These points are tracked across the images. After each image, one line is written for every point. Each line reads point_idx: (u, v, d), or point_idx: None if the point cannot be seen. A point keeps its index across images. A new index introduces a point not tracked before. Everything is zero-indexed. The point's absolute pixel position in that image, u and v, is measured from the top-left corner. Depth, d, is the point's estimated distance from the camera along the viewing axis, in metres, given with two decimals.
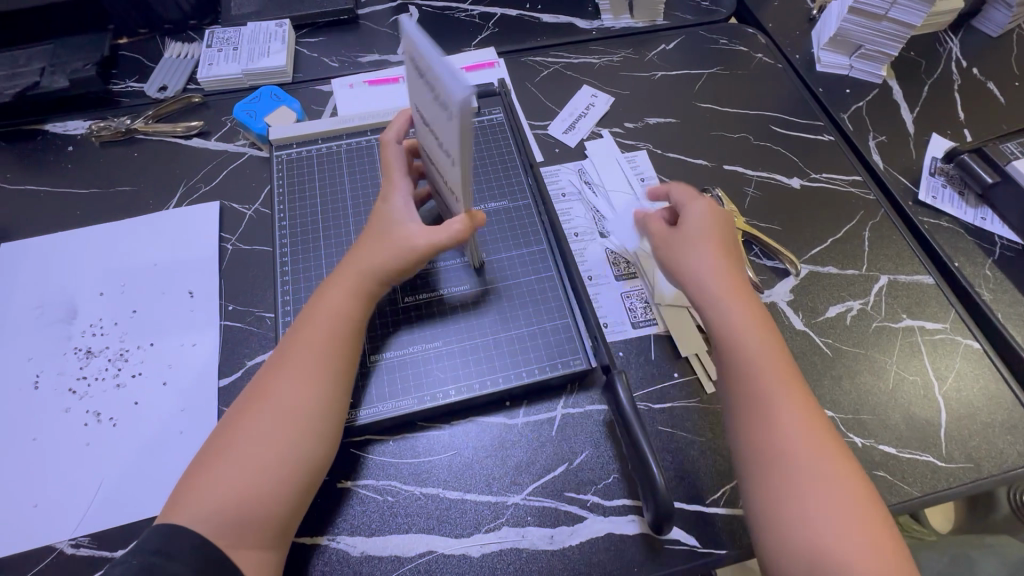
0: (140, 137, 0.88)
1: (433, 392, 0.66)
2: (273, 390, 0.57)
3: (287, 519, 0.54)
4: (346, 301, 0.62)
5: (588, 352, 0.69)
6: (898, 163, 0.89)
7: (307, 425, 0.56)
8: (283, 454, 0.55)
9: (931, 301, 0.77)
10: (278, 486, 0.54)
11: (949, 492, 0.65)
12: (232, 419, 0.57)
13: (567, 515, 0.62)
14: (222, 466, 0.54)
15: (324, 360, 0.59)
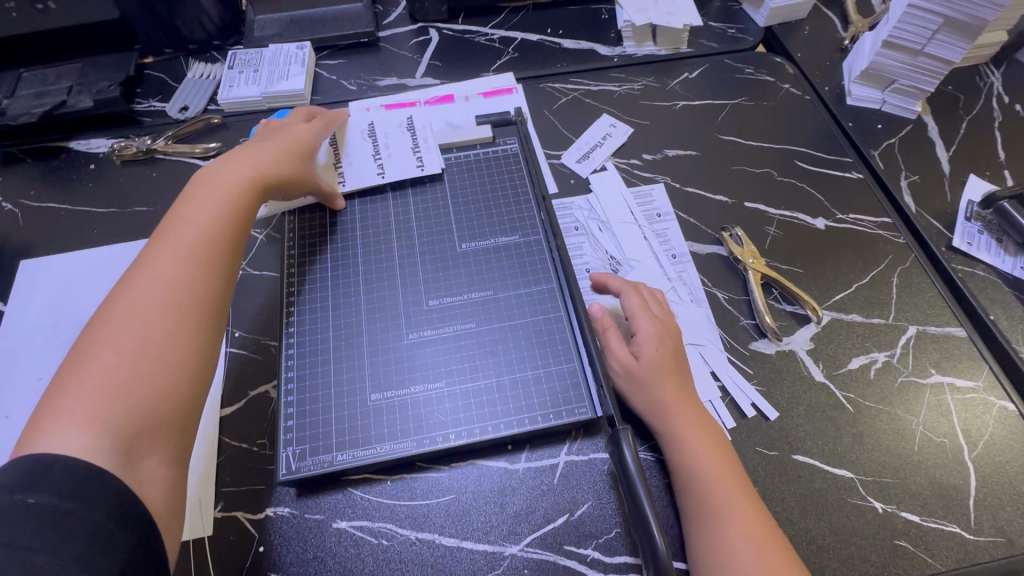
0: (160, 157, 0.89)
1: (435, 434, 0.64)
2: (152, 277, 0.58)
3: (185, 414, 0.55)
4: (213, 226, 0.64)
5: (594, 401, 0.66)
6: (931, 205, 0.85)
7: (188, 303, 0.58)
8: (175, 355, 0.55)
9: (963, 356, 0.73)
10: (180, 377, 0.55)
11: (979, 569, 0.61)
12: (88, 339, 0.55)
13: (565, 571, 0.60)
14: (104, 372, 0.52)
15: (199, 258, 0.61)
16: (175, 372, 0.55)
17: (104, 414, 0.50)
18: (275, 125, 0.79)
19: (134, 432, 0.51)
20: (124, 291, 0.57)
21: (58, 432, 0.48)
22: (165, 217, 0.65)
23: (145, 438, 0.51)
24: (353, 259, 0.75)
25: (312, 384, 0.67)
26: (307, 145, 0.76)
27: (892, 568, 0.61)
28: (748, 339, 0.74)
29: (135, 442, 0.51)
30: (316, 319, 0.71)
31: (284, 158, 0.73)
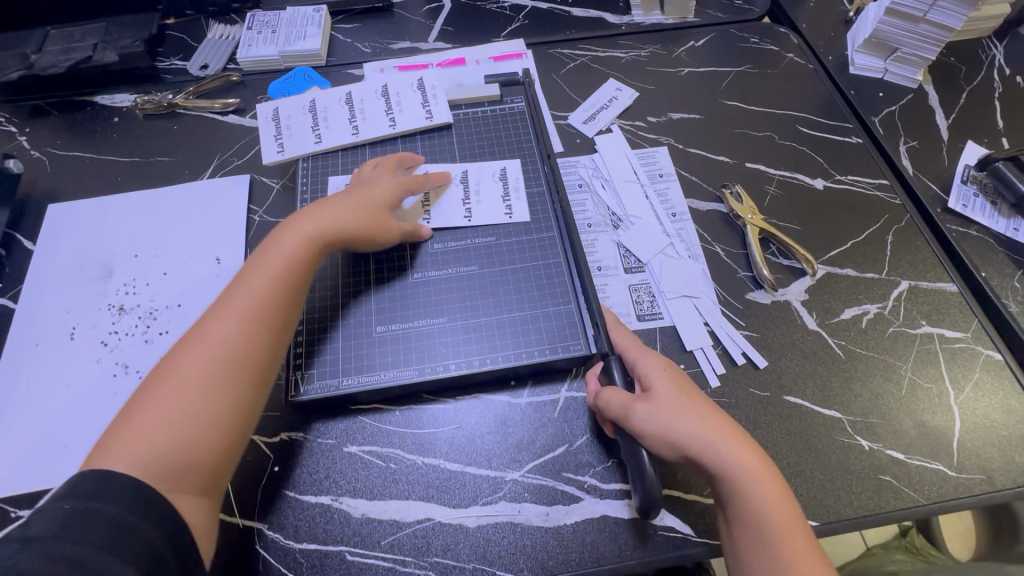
0: (181, 112, 0.93)
1: (437, 364, 0.68)
2: (217, 321, 0.58)
3: (220, 469, 0.55)
4: (279, 274, 0.62)
5: (589, 339, 0.69)
6: (928, 169, 0.87)
7: (239, 363, 0.57)
8: (217, 410, 0.55)
9: (953, 310, 0.75)
10: (224, 431, 0.55)
11: (959, 503, 0.64)
12: (162, 367, 0.57)
13: (563, 495, 0.63)
14: (162, 408, 0.54)
15: (258, 316, 0.59)
16: (214, 429, 0.54)
17: (147, 455, 0.51)
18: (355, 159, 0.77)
19: (167, 476, 0.51)
20: (188, 340, 0.58)
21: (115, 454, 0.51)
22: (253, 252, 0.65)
23: (180, 483, 0.52)
24: None
25: (320, 317, 0.70)
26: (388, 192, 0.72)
27: (876, 501, 0.63)
28: (745, 290, 0.76)
29: (170, 483, 0.51)
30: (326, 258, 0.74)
31: (358, 207, 0.69)
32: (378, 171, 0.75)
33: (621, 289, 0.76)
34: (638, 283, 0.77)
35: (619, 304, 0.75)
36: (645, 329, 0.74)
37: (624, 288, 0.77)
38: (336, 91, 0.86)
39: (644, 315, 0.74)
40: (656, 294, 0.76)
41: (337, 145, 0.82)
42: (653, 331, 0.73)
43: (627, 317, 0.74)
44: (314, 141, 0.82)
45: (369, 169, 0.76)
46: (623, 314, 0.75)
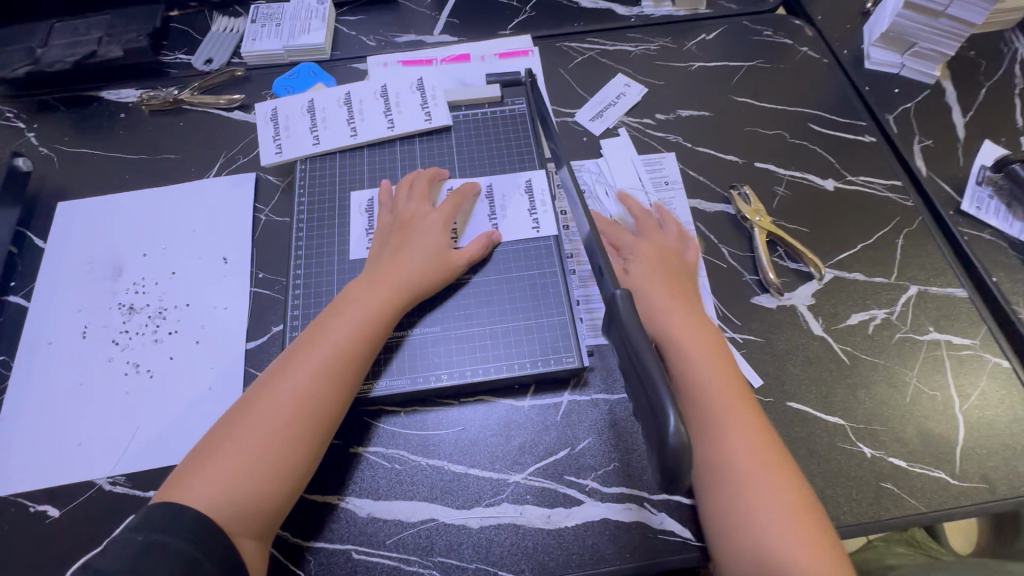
0: (186, 108, 0.92)
1: (426, 373, 0.68)
2: (298, 370, 0.62)
3: (282, 514, 0.59)
4: (358, 329, 0.64)
5: (582, 351, 0.70)
6: (943, 169, 0.86)
7: (309, 421, 0.60)
8: (286, 463, 0.58)
9: (962, 316, 0.74)
10: (292, 481, 0.59)
11: (959, 511, 0.64)
12: (244, 406, 0.61)
13: (565, 498, 0.64)
14: (240, 451, 0.58)
15: (330, 376, 0.62)
16: (283, 478, 0.58)
17: (221, 499, 0.55)
18: (403, 185, 0.76)
19: (238, 520, 0.55)
20: (265, 391, 0.61)
21: (195, 489, 0.56)
22: (337, 298, 0.68)
23: (248, 526, 0.56)
24: (368, 209, 0.79)
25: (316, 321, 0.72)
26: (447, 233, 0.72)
27: (875, 507, 0.64)
28: (750, 294, 0.76)
29: (239, 526, 0.55)
30: (323, 264, 0.75)
31: (423, 259, 0.69)
32: (414, 198, 0.75)
33: None
34: None
35: None
36: None
37: None
38: (335, 90, 0.85)
39: None
40: None
41: (335, 148, 0.82)
42: None
43: None
44: (313, 142, 0.82)
45: (404, 194, 0.75)
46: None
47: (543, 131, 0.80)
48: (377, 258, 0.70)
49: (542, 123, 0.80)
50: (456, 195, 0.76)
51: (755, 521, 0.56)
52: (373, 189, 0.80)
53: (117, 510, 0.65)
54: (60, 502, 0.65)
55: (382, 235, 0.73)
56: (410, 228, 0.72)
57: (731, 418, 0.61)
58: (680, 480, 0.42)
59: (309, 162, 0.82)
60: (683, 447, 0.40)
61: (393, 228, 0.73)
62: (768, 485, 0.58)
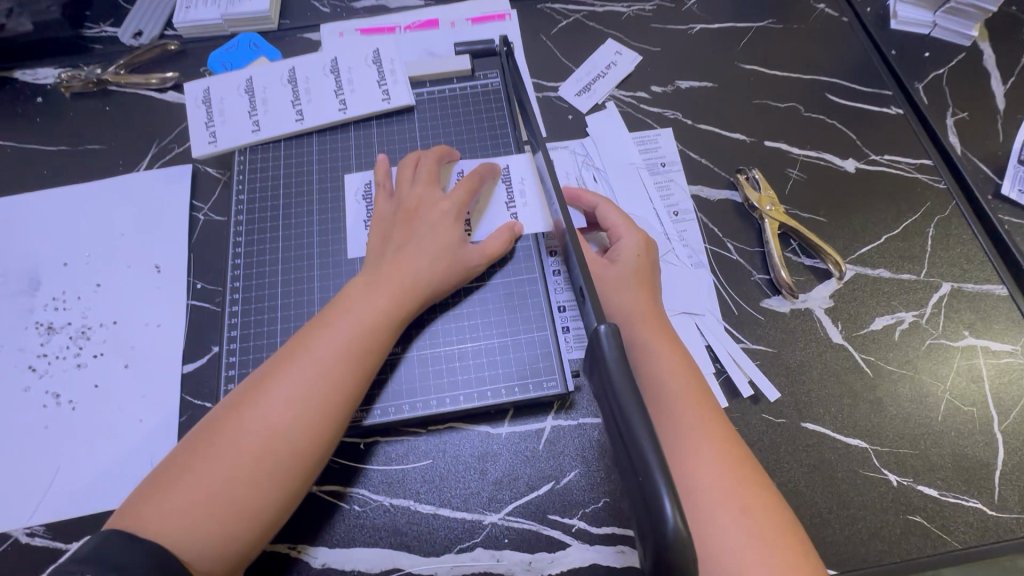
0: (113, 90, 0.80)
1: (386, 403, 0.59)
2: (286, 382, 0.51)
3: (254, 554, 0.50)
4: (357, 336, 0.54)
5: (566, 373, 0.60)
6: (980, 146, 0.75)
7: (291, 450, 0.50)
8: (261, 497, 0.49)
9: (1001, 318, 0.65)
10: (272, 516, 0.49)
11: (999, 547, 0.56)
12: (220, 420, 0.51)
13: (548, 541, 0.56)
14: (212, 476, 0.48)
15: (319, 399, 0.51)
16: (262, 511, 0.49)
17: (183, 536, 0.46)
18: (411, 161, 0.65)
19: (202, 561, 0.46)
20: (242, 410, 0.51)
21: (157, 518, 0.47)
22: (337, 295, 0.57)
23: (212, 568, 0.47)
24: (319, 207, 0.68)
25: (258, 341, 0.63)
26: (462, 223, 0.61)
27: (903, 544, 0.56)
28: (759, 297, 0.66)
29: (202, 568, 0.46)
30: (265, 273, 0.65)
31: (434, 254, 0.58)
32: (420, 181, 0.63)
33: None
34: None
35: None
36: None
37: None
38: (278, 66, 0.73)
39: None
40: None
41: (280, 135, 0.71)
42: None
43: None
44: (252, 128, 0.71)
45: (409, 174, 0.64)
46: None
47: (519, 110, 0.68)
48: (379, 250, 0.60)
49: (522, 112, 0.67)
50: (472, 177, 0.63)
51: (723, 565, 0.46)
52: (370, 170, 0.69)
53: (36, 565, 0.56)
54: None
55: (384, 225, 0.61)
56: (416, 216, 0.61)
57: (695, 441, 0.51)
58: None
59: (249, 151, 0.71)
60: (682, 546, 0.30)
61: (394, 217, 0.61)
62: (737, 520, 0.48)
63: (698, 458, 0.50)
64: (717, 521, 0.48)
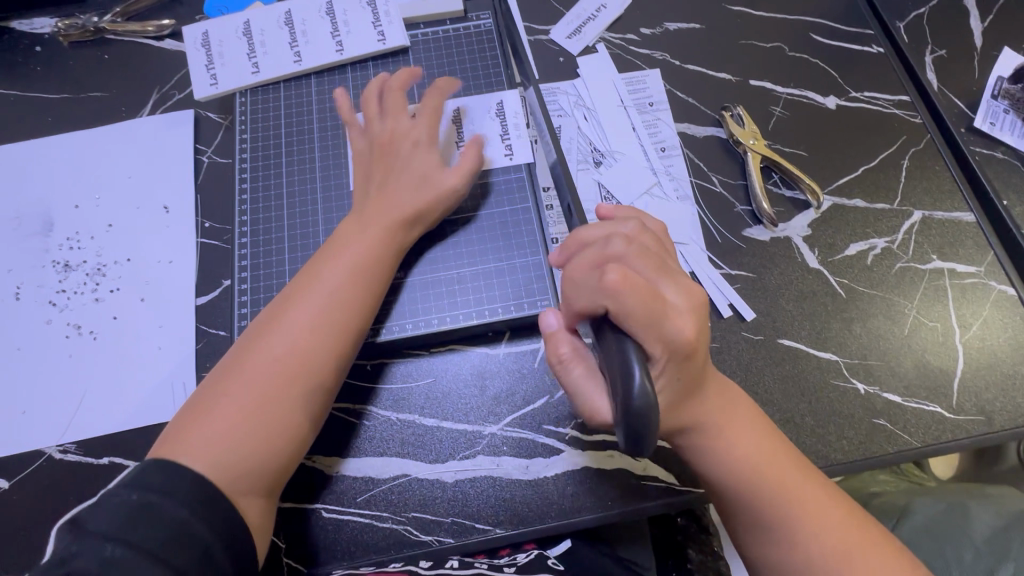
0: (110, 38, 0.80)
1: (392, 322, 0.63)
2: (295, 316, 0.55)
3: (288, 470, 0.54)
4: (359, 269, 0.58)
5: (558, 295, 0.64)
6: (955, 83, 0.77)
7: (312, 374, 0.54)
8: (291, 419, 0.53)
9: (968, 242, 0.69)
10: (296, 436, 0.54)
11: (954, 445, 0.62)
12: (236, 357, 0.55)
13: (544, 447, 0.61)
14: (237, 406, 0.52)
15: (332, 327, 0.55)
16: (288, 432, 0.53)
17: (225, 460, 0.50)
18: (370, 100, 0.66)
19: (244, 479, 0.51)
20: (261, 344, 0.54)
21: (189, 448, 0.50)
22: (332, 236, 0.61)
23: (253, 484, 0.51)
24: (322, 148, 0.71)
25: (267, 273, 0.66)
26: (431, 152, 0.64)
27: (868, 444, 0.61)
28: (742, 226, 0.70)
29: (243, 486, 0.51)
30: (269, 210, 0.68)
31: (417, 187, 0.62)
32: (387, 115, 0.65)
33: None
34: None
35: None
36: None
37: None
38: (273, 9, 0.75)
39: None
40: None
41: (278, 76, 0.73)
42: None
43: None
44: (251, 70, 0.73)
45: (376, 111, 0.65)
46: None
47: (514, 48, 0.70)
48: (365, 191, 0.63)
49: (515, 55, 0.72)
50: (432, 107, 0.65)
51: (778, 511, 0.49)
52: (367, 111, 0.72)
53: (72, 479, 0.61)
54: (9, 473, 0.61)
55: (363, 164, 0.64)
56: (392, 151, 0.63)
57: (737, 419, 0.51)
58: (646, 436, 0.37)
59: (250, 92, 0.74)
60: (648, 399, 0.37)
61: (369, 154, 0.64)
62: (780, 469, 0.50)
63: (731, 411, 0.51)
64: (761, 473, 0.50)
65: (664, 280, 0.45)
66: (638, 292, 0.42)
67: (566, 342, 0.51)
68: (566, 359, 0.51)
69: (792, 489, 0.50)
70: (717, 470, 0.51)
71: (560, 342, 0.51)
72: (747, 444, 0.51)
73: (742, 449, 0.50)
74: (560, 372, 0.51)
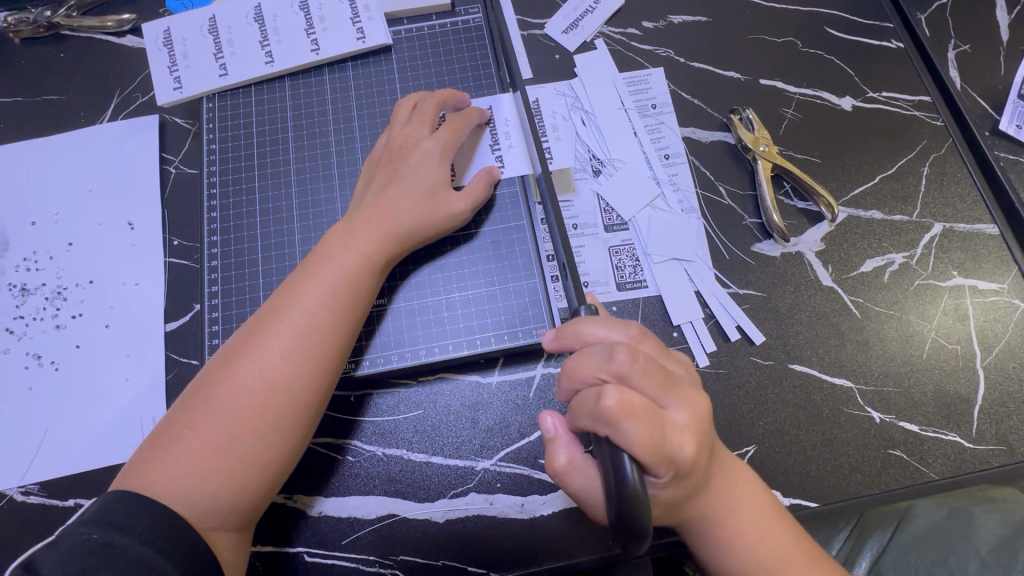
0: (66, 34, 0.73)
1: (374, 353, 0.59)
2: (272, 339, 0.50)
3: (264, 503, 0.50)
4: (340, 287, 0.53)
5: (555, 320, 0.60)
6: (978, 82, 0.72)
7: (287, 405, 0.49)
8: (264, 452, 0.49)
9: (991, 257, 0.65)
10: (270, 469, 0.49)
11: (974, 477, 0.58)
12: (209, 377, 0.50)
13: (540, 483, 0.57)
14: (206, 435, 0.48)
15: (310, 351, 0.50)
16: (262, 465, 0.49)
17: (190, 493, 0.46)
18: (402, 106, 0.61)
19: (213, 514, 0.47)
20: (230, 368, 0.50)
21: (156, 477, 0.46)
22: (315, 247, 0.55)
23: (224, 519, 0.47)
24: (298, 158, 0.65)
25: (240, 297, 0.61)
26: (444, 165, 0.58)
27: (882, 477, 0.58)
28: (750, 241, 0.65)
29: (214, 521, 0.47)
30: (242, 228, 0.63)
31: (417, 199, 0.57)
32: (413, 121, 0.60)
33: (599, 252, 0.65)
34: (620, 246, 0.66)
35: (598, 269, 0.65)
36: (626, 300, 0.64)
37: (603, 251, 0.65)
38: (242, 3, 0.69)
39: (624, 284, 0.64)
40: (640, 257, 0.65)
41: (248, 79, 0.67)
42: (635, 302, 0.63)
43: (604, 286, 0.64)
44: (219, 73, 0.67)
45: (404, 114, 0.61)
46: (601, 283, 0.64)
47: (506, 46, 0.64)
48: (360, 200, 0.58)
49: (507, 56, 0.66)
50: (457, 118, 0.60)
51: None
52: (347, 119, 0.66)
53: (36, 521, 0.57)
54: None
55: (370, 169, 0.60)
56: (400, 158, 0.58)
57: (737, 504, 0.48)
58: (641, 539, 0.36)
59: (219, 95, 0.68)
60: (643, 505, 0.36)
61: (380, 160, 0.59)
62: (774, 536, 0.48)
63: (734, 479, 0.49)
64: (749, 532, 0.48)
65: (669, 399, 0.43)
66: (637, 416, 0.40)
67: (564, 450, 0.47)
68: (564, 472, 0.47)
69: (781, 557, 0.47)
70: (703, 533, 0.48)
71: (559, 451, 0.47)
72: (743, 510, 0.48)
73: (738, 513, 0.48)
74: (558, 478, 0.48)
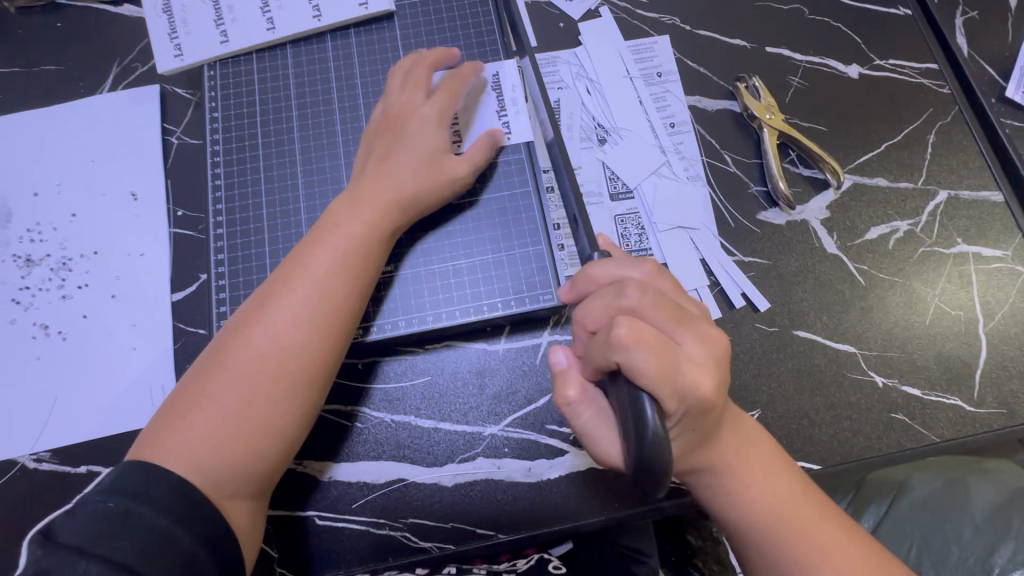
0: (63, 3, 0.72)
1: (382, 321, 0.59)
2: (281, 308, 0.50)
3: (277, 471, 0.51)
4: (348, 256, 0.53)
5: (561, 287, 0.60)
6: (986, 48, 0.72)
7: (298, 372, 0.49)
8: (277, 419, 0.49)
9: (995, 223, 0.65)
10: (283, 437, 0.50)
11: (973, 440, 0.59)
12: (220, 348, 0.50)
13: (547, 448, 0.58)
14: (220, 403, 0.48)
15: (320, 319, 0.50)
16: (275, 432, 0.49)
17: (205, 462, 0.47)
18: (395, 71, 0.61)
19: (227, 482, 0.47)
20: (241, 338, 0.50)
21: (169, 447, 0.47)
22: (320, 216, 0.55)
23: (238, 487, 0.48)
24: (301, 127, 0.65)
25: (246, 267, 0.61)
26: (443, 128, 0.58)
27: (884, 440, 0.59)
28: (756, 209, 0.65)
29: (229, 488, 0.47)
30: (246, 197, 0.63)
31: (420, 166, 0.56)
32: (408, 87, 0.59)
33: (604, 221, 0.65)
34: (625, 215, 0.65)
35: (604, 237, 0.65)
36: None
37: (609, 220, 0.65)
38: None
39: (630, 252, 0.64)
40: (646, 225, 0.65)
41: (249, 47, 0.66)
42: None
43: None
44: (220, 40, 0.67)
45: (396, 81, 0.60)
46: None
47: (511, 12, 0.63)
48: (362, 170, 0.58)
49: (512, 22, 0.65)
50: (453, 80, 0.60)
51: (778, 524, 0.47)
52: (349, 87, 0.66)
53: (49, 488, 0.58)
54: None
55: (370, 136, 0.59)
56: (399, 125, 0.58)
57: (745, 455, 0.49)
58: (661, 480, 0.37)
59: (221, 64, 0.67)
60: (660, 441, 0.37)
61: (378, 128, 0.59)
62: (782, 487, 0.49)
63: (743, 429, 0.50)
64: (759, 489, 0.48)
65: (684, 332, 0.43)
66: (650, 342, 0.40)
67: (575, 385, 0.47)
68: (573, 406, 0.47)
69: (789, 503, 0.48)
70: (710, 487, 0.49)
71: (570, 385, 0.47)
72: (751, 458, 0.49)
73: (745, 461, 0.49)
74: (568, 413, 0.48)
